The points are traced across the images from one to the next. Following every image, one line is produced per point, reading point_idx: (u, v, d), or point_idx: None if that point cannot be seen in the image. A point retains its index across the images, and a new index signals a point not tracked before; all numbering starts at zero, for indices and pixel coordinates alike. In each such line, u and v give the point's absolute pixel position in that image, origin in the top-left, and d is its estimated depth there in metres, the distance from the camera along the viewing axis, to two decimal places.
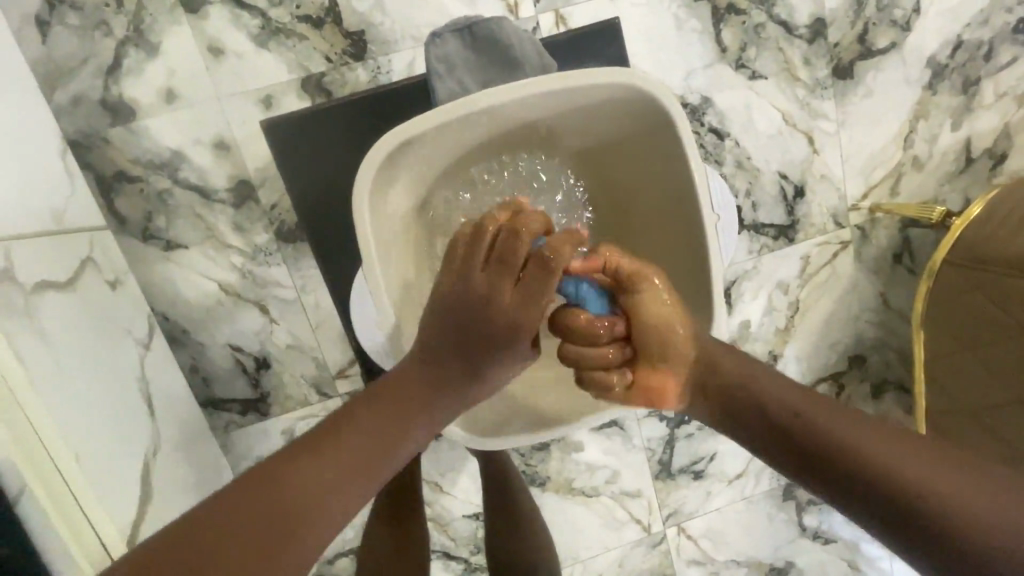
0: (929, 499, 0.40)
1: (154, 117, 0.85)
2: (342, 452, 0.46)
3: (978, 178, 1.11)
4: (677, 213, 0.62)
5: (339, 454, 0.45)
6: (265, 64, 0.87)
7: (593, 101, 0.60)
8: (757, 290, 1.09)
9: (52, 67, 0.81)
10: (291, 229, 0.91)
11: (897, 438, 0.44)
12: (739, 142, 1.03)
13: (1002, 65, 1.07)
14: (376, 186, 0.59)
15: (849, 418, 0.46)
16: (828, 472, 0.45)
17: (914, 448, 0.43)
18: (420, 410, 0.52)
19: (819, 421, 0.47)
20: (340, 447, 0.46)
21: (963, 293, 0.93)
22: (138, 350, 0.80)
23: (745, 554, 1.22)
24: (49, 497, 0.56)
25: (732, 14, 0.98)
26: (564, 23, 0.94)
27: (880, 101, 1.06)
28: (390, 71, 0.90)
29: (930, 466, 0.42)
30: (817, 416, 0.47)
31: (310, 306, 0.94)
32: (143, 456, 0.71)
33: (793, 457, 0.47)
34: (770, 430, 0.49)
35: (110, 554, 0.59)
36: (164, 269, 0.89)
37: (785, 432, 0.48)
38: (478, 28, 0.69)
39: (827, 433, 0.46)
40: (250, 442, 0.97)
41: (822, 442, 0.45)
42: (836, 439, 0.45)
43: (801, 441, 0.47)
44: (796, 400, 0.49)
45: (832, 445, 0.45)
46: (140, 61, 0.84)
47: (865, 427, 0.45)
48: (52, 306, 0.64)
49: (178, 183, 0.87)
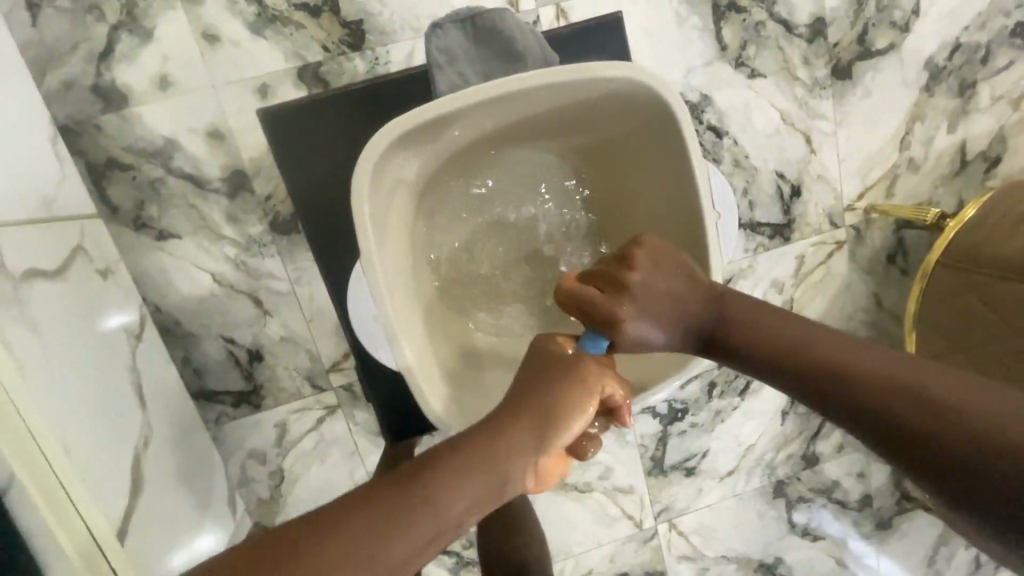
0: (954, 426, 0.42)
1: (148, 104, 0.84)
2: (358, 531, 0.40)
3: (973, 180, 1.12)
4: (678, 207, 0.62)
5: (358, 525, 0.40)
6: (261, 52, 0.86)
7: (596, 96, 0.60)
8: (752, 289, 1.09)
9: (43, 51, 0.80)
10: (287, 220, 0.90)
11: (925, 375, 0.45)
12: (738, 140, 1.03)
13: (999, 68, 1.07)
14: (376, 177, 0.58)
15: (882, 364, 0.47)
16: (872, 426, 0.46)
17: (944, 383, 0.45)
18: (450, 488, 0.43)
19: (855, 373, 0.48)
20: (361, 522, 0.40)
21: (956, 294, 0.94)
22: (129, 340, 0.78)
23: (735, 549, 1.23)
24: (37, 486, 0.55)
25: (733, 12, 0.98)
26: (565, 17, 0.93)
27: (878, 101, 1.06)
28: (388, 62, 0.89)
29: (972, 391, 0.43)
30: (846, 360, 0.49)
31: (305, 298, 0.94)
32: (133, 450, 0.70)
33: (839, 414, 0.48)
34: (814, 394, 0.50)
35: (98, 544, 0.59)
36: (156, 259, 0.88)
37: (830, 395, 0.49)
38: (480, 20, 0.68)
39: (853, 372, 0.48)
40: (242, 435, 0.97)
41: (860, 395, 0.47)
42: (864, 381, 0.47)
43: (846, 400, 0.48)
44: (838, 353, 0.50)
45: (873, 397, 0.46)
46: (133, 47, 0.82)
47: (896, 373, 0.46)
48: (42, 297, 0.63)
49: (172, 172, 0.86)
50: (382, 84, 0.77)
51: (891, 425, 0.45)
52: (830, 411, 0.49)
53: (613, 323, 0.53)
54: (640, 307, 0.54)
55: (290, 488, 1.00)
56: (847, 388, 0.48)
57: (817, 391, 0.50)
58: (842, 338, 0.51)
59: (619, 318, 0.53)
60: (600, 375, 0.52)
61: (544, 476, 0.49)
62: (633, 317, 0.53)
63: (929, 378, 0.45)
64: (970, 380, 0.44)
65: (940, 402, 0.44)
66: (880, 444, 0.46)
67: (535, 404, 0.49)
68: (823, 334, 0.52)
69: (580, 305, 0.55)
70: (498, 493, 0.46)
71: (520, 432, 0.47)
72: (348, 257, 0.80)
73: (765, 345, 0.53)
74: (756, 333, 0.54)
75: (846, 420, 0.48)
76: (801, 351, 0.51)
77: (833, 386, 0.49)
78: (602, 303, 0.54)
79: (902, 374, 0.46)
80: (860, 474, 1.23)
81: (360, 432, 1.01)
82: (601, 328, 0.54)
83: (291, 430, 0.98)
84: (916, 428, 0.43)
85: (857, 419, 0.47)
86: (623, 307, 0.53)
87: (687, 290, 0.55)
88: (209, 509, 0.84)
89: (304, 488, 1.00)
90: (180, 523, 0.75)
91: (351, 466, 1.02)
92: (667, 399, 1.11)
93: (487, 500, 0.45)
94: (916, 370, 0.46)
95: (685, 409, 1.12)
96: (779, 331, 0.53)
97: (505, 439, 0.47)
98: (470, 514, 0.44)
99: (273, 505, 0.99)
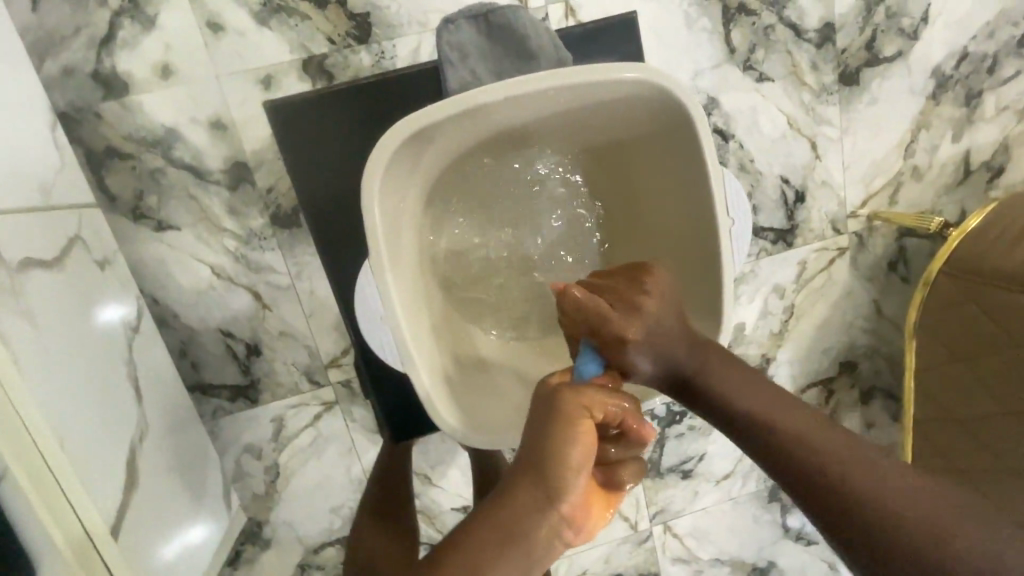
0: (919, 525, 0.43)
1: (149, 92, 0.82)
2: None
3: (976, 190, 1.12)
4: (691, 215, 0.61)
5: None
6: (266, 43, 0.84)
7: (612, 99, 0.59)
8: (754, 293, 1.09)
9: (42, 35, 0.78)
10: (288, 214, 0.90)
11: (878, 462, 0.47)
12: (744, 144, 1.02)
13: (1005, 78, 1.07)
14: (388, 174, 0.56)
15: (844, 443, 0.48)
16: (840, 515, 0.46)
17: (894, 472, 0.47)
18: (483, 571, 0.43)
19: (823, 453, 0.48)
20: None
21: (957, 305, 0.94)
22: (126, 331, 0.77)
23: (729, 553, 1.23)
24: (33, 479, 0.54)
25: (742, 14, 0.97)
26: (573, 15, 0.92)
27: (884, 109, 1.06)
28: (394, 56, 0.88)
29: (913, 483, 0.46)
30: (808, 434, 0.49)
31: (305, 292, 0.93)
32: (130, 442, 0.69)
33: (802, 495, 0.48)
34: (783, 468, 0.49)
35: (94, 542, 0.58)
36: (154, 250, 0.87)
37: (800, 474, 0.48)
38: (494, 16, 0.67)
39: (813, 447, 0.48)
40: (238, 429, 0.96)
41: (831, 477, 0.47)
42: (824, 459, 0.47)
43: (817, 483, 0.47)
44: (806, 428, 0.49)
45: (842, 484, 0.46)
46: (135, 34, 0.80)
47: (857, 455, 0.48)
48: (38, 287, 0.61)
49: (172, 162, 0.85)
50: (394, 78, 0.76)
51: (843, 506, 0.46)
52: (783, 480, 0.49)
53: (620, 344, 0.52)
54: (647, 333, 0.52)
55: (286, 484, 0.99)
56: (809, 463, 0.47)
57: (782, 459, 0.49)
58: (802, 410, 0.51)
59: (625, 341, 0.51)
60: (585, 396, 0.47)
61: (580, 522, 0.45)
62: (639, 344, 0.52)
63: (877, 466, 0.47)
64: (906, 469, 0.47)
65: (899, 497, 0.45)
66: (824, 522, 0.47)
67: (536, 455, 0.45)
68: (786, 402, 0.52)
69: (589, 318, 0.53)
70: (529, 555, 0.44)
71: (525, 496, 0.44)
72: (350, 253, 0.79)
73: (735, 406, 0.52)
74: (730, 387, 0.53)
75: (796, 492, 0.48)
76: (766, 417, 0.50)
77: (793, 454, 0.48)
78: (612, 326, 0.52)
79: (856, 456, 0.47)
80: None
81: (359, 429, 1.00)
82: (603, 349, 0.53)
83: (288, 425, 0.97)
84: (863, 513, 0.45)
85: (810, 494, 0.47)
86: (632, 330, 0.52)
87: (681, 323, 0.55)
88: (204, 504, 0.83)
89: (299, 484, 0.99)
90: (176, 517, 0.75)
91: (347, 462, 1.01)
92: (665, 402, 1.10)
93: (523, 565, 0.44)
94: (866, 455, 0.48)
95: (683, 412, 1.12)
96: (748, 389, 0.53)
97: (512, 509, 0.44)
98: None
99: (268, 500, 0.99)
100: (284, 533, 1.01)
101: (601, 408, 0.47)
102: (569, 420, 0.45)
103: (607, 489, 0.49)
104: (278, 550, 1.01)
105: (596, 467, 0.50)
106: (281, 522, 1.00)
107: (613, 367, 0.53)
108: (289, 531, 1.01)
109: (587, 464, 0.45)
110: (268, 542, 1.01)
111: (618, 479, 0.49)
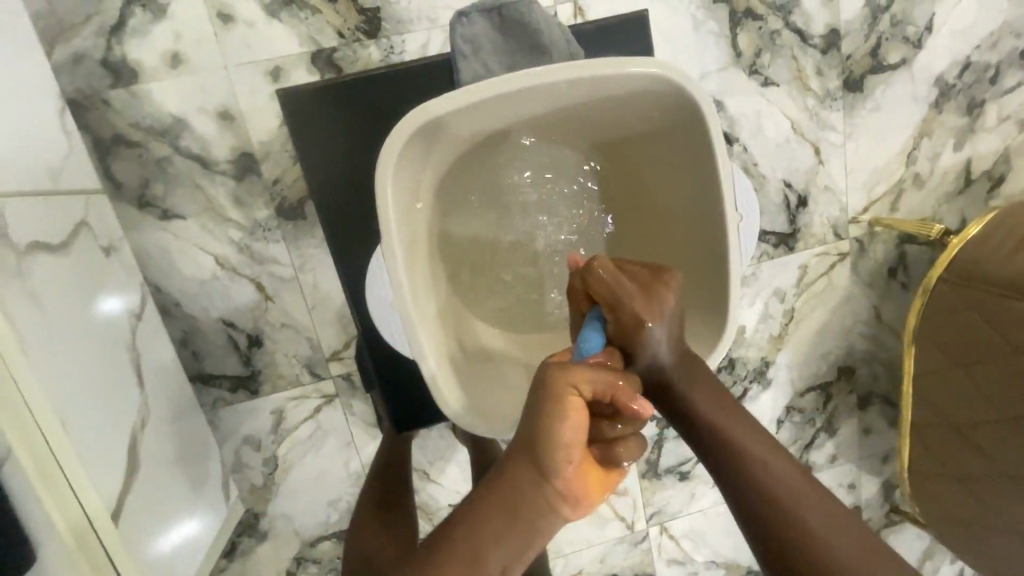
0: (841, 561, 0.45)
1: (158, 81, 0.83)
2: None
3: (977, 199, 1.13)
4: (699, 210, 0.61)
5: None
6: (277, 35, 0.85)
7: (621, 94, 0.59)
8: (754, 296, 1.10)
9: (53, 22, 0.78)
10: (293, 206, 0.90)
11: (817, 496, 0.49)
12: (748, 148, 1.03)
13: (1007, 89, 1.08)
14: (401, 164, 0.57)
15: (791, 473, 0.50)
16: (771, 538, 0.48)
17: (829, 508, 0.48)
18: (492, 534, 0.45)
19: (769, 479, 0.49)
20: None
21: (956, 312, 0.94)
22: (130, 319, 0.77)
23: (724, 555, 1.23)
24: (35, 463, 0.54)
25: (749, 19, 0.98)
26: (582, 15, 0.93)
27: (888, 116, 1.07)
28: (403, 51, 0.89)
29: (845, 522, 0.48)
30: (763, 459, 0.51)
31: (308, 285, 0.93)
32: (132, 429, 0.69)
33: (743, 514, 0.50)
34: (732, 488, 0.51)
35: (97, 531, 0.59)
36: (159, 238, 0.87)
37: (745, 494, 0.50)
38: (507, 10, 0.68)
39: (762, 471, 0.50)
40: (238, 420, 0.96)
41: (771, 501, 0.49)
42: (771, 485, 0.49)
43: (758, 505, 0.49)
44: (760, 450, 0.51)
45: (780, 511, 0.48)
46: (145, 23, 0.81)
47: (801, 487, 0.49)
48: (44, 271, 0.61)
49: (179, 152, 0.85)
50: (406, 71, 0.76)
51: (784, 536, 0.47)
52: (730, 496, 0.51)
53: (634, 327, 0.52)
54: (661, 322, 0.53)
55: (284, 476, 0.99)
56: (754, 484, 0.49)
57: (732, 477, 0.51)
58: (765, 438, 0.53)
59: (640, 325, 0.52)
60: (578, 375, 0.46)
61: (576, 496, 0.47)
62: (653, 331, 0.52)
63: (817, 502, 0.49)
64: (842, 507, 0.49)
65: (827, 532, 0.47)
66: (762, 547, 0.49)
67: (530, 427, 0.46)
68: (750, 426, 0.54)
69: (609, 297, 0.53)
70: (528, 529, 0.46)
71: (523, 465, 0.46)
72: (356, 245, 0.79)
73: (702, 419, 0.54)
74: (702, 400, 0.55)
75: (740, 508, 0.50)
76: (729, 437, 0.52)
77: (742, 474, 0.50)
78: (628, 309, 0.52)
79: (802, 492, 0.49)
80: (851, 485, 1.24)
81: (359, 423, 1.00)
82: (614, 331, 0.54)
83: (288, 418, 0.97)
84: (792, 538, 0.47)
85: (750, 512, 0.49)
86: (649, 317, 0.52)
87: (681, 330, 0.56)
88: (203, 494, 0.83)
89: (297, 477, 0.99)
90: (175, 507, 0.75)
91: (346, 457, 1.01)
92: None
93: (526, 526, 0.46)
94: (814, 495, 0.49)
95: None
96: (718, 407, 0.54)
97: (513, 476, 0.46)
98: (520, 543, 0.46)
99: (266, 493, 0.99)
100: (281, 525, 1.01)
101: (594, 384, 0.46)
102: (560, 394, 0.45)
103: (603, 466, 0.49)
104: (275, 543, 1.01)
105: (593, 444, 0.50)
106: (278, 514, 1.00)
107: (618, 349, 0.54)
108: (286, 524, 1.01)
109: (583, 431, 0.46)
110: (265, 535, 1.01)
111: (614, 455, 0.49)
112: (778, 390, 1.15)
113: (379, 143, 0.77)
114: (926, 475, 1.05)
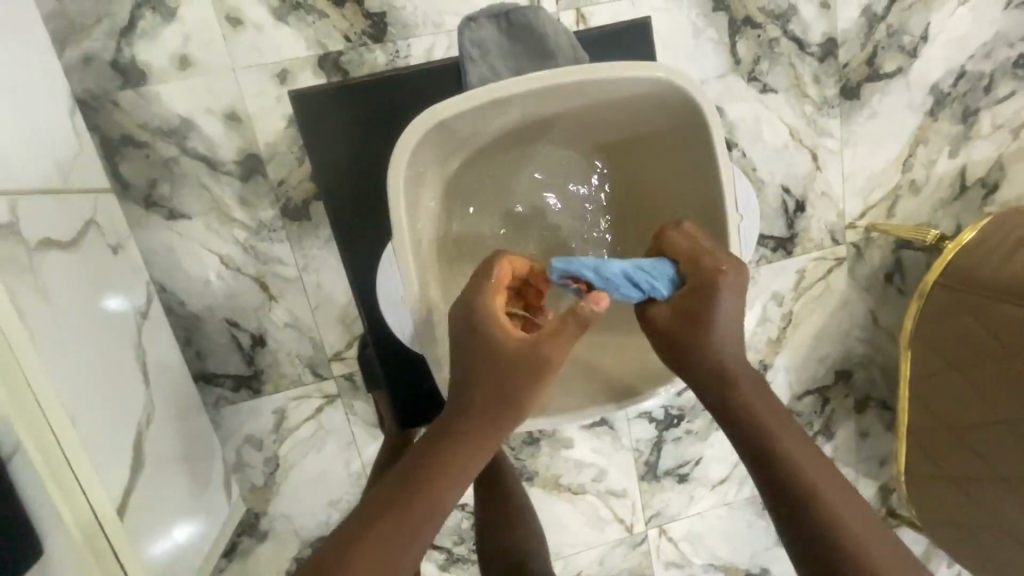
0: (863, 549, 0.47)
1: (166, 83, 0.84)
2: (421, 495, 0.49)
3: (971, 206, 1.15)
4: (702, 213, 0.63)
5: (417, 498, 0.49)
6: (284, 39, 0.86)
7: (630, 95, 0.60)
8: (753, 299, 1.11)
9: (64, 24, 0.80)
10: (298, 207, 0.91)
11: (842, 487, 0.51)
12: (747, 153, 1.05)
13: (1001, 97, 1.10)
14: (410, 164, 0.58)
15: (818, 463, 0.51)
16: (793, 519, 0.50)
17: (852, 500, 0.50)
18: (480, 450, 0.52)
19: (798, 465, 0.51)
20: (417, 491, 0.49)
21: (952, 317, 0.96)
22: (136, 318, 0.77)
23: (723, 559, 1.24)
24: (43, 459, 0.55)
25: (748, 27, 1.00)
26: (584, 21, 0.95)
27: (883, 123, 1.08)
28: (408, 56, 0.90)
29: (864, 514, 0.50)
30: (793, 447, 0.52)
31: (312, 285, 0.94)
32: (137, 426, 0.70)
33: (771, 496, 0.51)
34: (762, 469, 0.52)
35: (104, 528, 0.59)
36: (165, 238, 0.88)
37: (775, 476, 0.51)
38: (514, 15, 0.69)
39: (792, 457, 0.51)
40: (240, 419, 0.96)
41: (798, 487, 0.50)
42: (799, 473, 0.51)
43: (787, 489, 0.50)
44: (791, 440, 0.52)
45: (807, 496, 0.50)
46: (156, 25, 0.82)
47: (828, 478, 0.51)
48: (53, 268, 0.62)
49: (186, 152, 0.86)
50: (415, 74, 0.77)
51: (805, 519, 0.49)
52: (759, 477, 0.52)
53: (711, 276, 0.55)
54: (737, 284, 0.55)
55: (285, 476, 0.99)
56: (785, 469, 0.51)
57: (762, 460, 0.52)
58: (797, 430, 0.54)
59: (720, 279, 0.55)
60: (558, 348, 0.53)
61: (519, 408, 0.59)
62: (726, 285, 0.55)
63: (843, 494, 0.50)
64: (862, 500, 0.51)
65: (848, 522, 0.49)
66: (782, 524, 0.51)
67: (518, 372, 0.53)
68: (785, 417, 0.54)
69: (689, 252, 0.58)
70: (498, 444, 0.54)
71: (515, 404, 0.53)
72: (361, 245, 0.80)
73: (741, 403, 0.54)
74: (745, 386, 0.54)
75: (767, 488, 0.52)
76: (763, 423, 0.53)
77: (774, 459, 0.52)
78: (709, 262, 0.56)
79: (828, 481, 0.50)
80: None
81: (360, 423, 1.01)
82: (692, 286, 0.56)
83: (290, 418, 0.98)
84: (817, 522, 0.49)
85: (776, 493, 0.51)
86: (727, 269, 0.55)
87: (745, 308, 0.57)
88: (206, 492, 0.83)
89: (298, 477, 1.00)
90: (179, 505, 0.75)
91: (347, 457, 1.01)
92: (663, 404, 1.12)
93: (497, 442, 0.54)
94: (842, 490, 0.50)
95: (680, 416, 1.13)
96: (757, 394, 0.55)
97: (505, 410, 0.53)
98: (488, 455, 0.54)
99: (267, 492, 0.99)
100: (282, 525, 1.01)
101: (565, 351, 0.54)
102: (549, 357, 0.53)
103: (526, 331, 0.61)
104: (275, 543, 1.01)
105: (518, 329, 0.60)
106: (278, 514, 1.00)
107: (686, 298, 0.56)
108: (286, 524, 1.01)
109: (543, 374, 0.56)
110: (265, 535, 1.01)
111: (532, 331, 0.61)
112: (776, 393, 1.16)
113: (385, 145, 0.78)
114: (923, 479, 1.06)
